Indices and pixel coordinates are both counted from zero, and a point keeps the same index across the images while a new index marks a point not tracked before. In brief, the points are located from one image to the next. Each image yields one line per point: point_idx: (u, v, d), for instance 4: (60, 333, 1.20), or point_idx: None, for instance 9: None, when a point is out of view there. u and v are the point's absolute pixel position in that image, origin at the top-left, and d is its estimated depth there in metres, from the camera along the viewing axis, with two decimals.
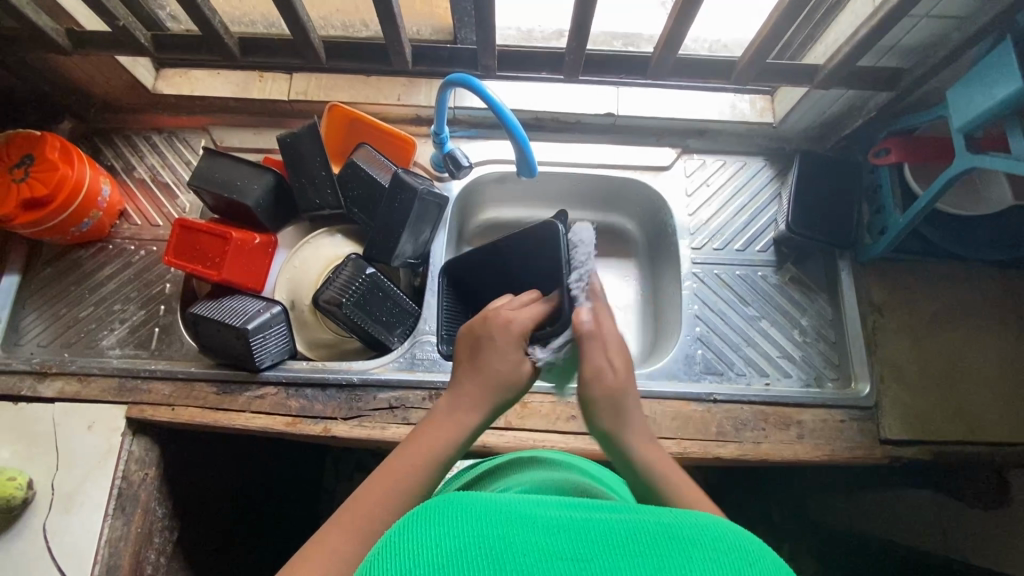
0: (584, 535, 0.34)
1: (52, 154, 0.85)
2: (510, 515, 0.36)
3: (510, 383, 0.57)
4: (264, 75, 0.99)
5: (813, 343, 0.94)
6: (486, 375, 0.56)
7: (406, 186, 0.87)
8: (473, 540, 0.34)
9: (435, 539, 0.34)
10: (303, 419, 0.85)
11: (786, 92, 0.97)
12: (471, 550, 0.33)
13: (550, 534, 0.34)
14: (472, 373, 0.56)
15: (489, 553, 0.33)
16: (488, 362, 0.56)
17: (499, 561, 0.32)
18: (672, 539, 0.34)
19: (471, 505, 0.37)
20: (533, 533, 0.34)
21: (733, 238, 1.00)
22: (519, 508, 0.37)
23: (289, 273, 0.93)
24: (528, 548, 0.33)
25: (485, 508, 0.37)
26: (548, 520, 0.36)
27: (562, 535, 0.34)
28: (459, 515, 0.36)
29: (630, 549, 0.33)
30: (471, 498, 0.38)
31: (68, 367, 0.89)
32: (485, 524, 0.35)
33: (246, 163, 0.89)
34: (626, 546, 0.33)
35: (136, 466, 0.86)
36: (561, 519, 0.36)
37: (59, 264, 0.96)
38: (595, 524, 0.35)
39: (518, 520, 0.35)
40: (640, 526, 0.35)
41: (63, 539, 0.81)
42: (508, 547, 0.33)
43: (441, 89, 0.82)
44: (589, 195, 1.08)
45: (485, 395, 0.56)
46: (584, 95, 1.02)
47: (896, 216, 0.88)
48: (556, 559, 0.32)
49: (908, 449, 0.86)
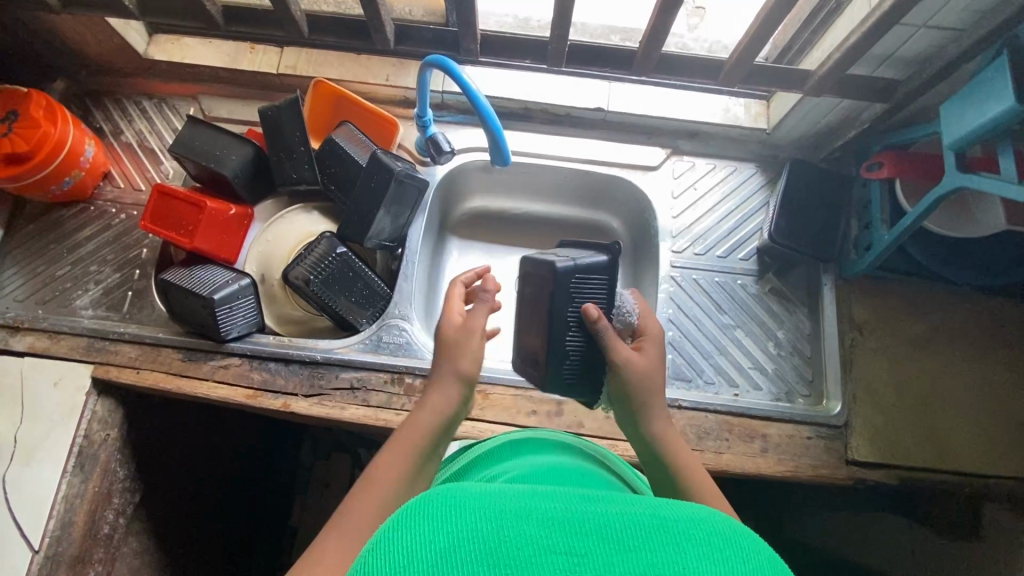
0: (579, 528, 0.33)
1: (36, 111, 0.85)
2: (500, 505, 0.35)
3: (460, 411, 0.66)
4: (255, 46, 0.99)
5: (788, 357, 0.91)
6: (441, 409, 0.63)
7: (383, 167, 0.86)
8: (464, 536, 0.33)
9: (424, 535, 0.33)
10: (264, 393, 0.86)
11: (783, 97, 0.94)
12: (462, 547, 0.32)
13: (544, 527, 0.33)
14: (427, 403, 0.64)
15: (481, 547, 0.32)
16: (442, 390, 0.65)
17: (492, 557, 0.31)
18: (668, 532, 0.33)
19: (460, 496, 0.36)
20: (526, 525, 0.33)
21: (715, 244, 0.97)
22: (511, 497, 0.37)
23: (263, 247, 0.93)
24: (522, 543, 0.32)
25: (475, 499, 0.36)
26: (542, 511, 0.35)
27: (555, 527, 0.33)
28: (448, 506, 0.35)
29: (624, 544, 0.32)
30: (460, 489, 0.37)
31: (40, 324, 0.90)
32: (473, 517, 0.34)
33: (227, 134, 0.89)
34: (620, 540, 0.33)
35: (99, 426, 0.87)
36: (554, 510, 0.35)
37: (41, 222, 0.97)
38: (590, 517, 0.34)
39: (512, 510, 0.35)
40: (634, 519, 0.34)
41: (20, 492, 0.82)
42: (502, 543, 0.32)
43: (421, 70, 0.80)
44: (576, 190, 1.07)
45: (440, 426, 0.63)
46: (575, 88, 1.00)
47: (882, 233, 0.86)
48: (551, 554, 0.32)
49: (873, 472, 0.84)
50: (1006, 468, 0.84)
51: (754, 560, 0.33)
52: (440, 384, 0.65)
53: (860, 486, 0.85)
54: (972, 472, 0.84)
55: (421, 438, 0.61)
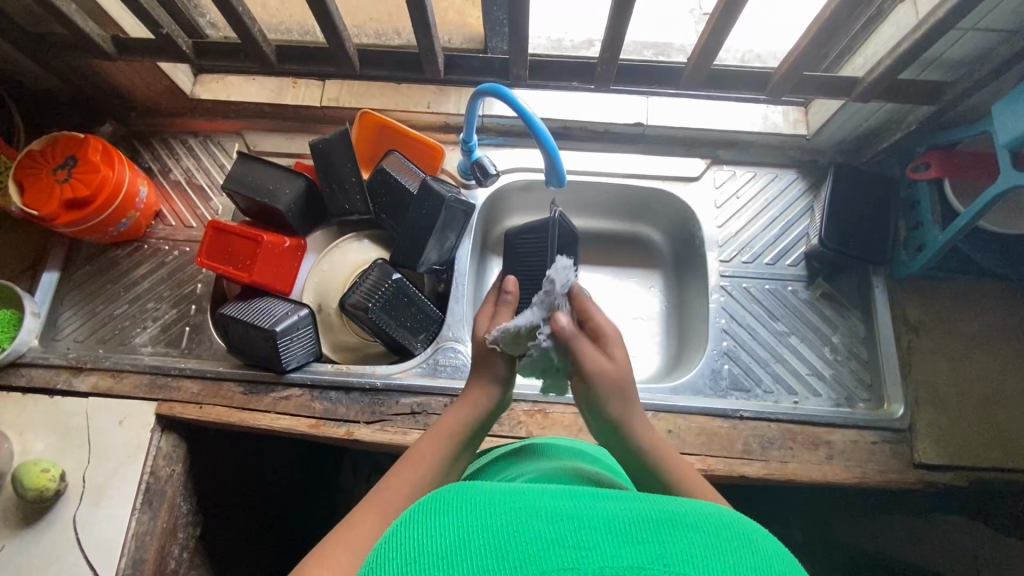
0: (587, 521, 0.35)
1: (95, 156, 0.87)
2: (515, 503, 0.38)
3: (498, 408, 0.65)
4: (297, 81, 1.01)
5: (845, 362, 0.91)
6: (479, 404, 0.63)
7: (434, 194, 0.87)
8: (476, 529, 0.36)
9: (438, 529, 0.36)
10: (326, 422, 0.86)
11: (822, 103, 0.95)
12: (472, 540, 0.35)
13: (554, 522, 0.35)
14: (466, 398, 0.64)
15: (494, 539, 0.35)
16: (481, 392, 0.64)
17: (501, 550, 0.34)
18: (678, 525, 0.35)
19: (474, 496, 0.39)
20: (536, 521, 0.36)
21: (762, 252, 0.98)
22: (525, 496, 0.39)
23: (318, 277, 0.95)
24: (531, 535, 0.35)
25: (489, 497, 0.39)
26: (551, 510, 0.37)
27: (564, 522, 0.35)
28: (463, 505, 0.38)
29: (630, 537, 0.34)
30: (476, 489, 0.40)
31: (102, 363, 0.91)
32: (485, 516, 0.37)
33: (279, 168, 0.91)
34: (628, 532, 0.34)
35: (164, 461, 0.88)
36: (564, 508, 0.37)
37: (96, 263, 0.98)
38: (598, 512, 0.36)
39: (520, 508, 0.37)
40: (642, 513, 0.36)
41: (92, 532, 0.83)
42: (510, 536, 0.35)
43: (471, 98, 0.82)
44: (616, 204, 1.07)
45: (476, 422, 0.63)
46: (613, 105, 1.01)
47: (934, 233, 0.86)
48: (558, 544, 0.34)
49: (941, 474, 0.84)
50: None
51: (763, 552, 0.34)
52: (480, 379, 0.64)
53: (928, 489, 0.84)
54: None
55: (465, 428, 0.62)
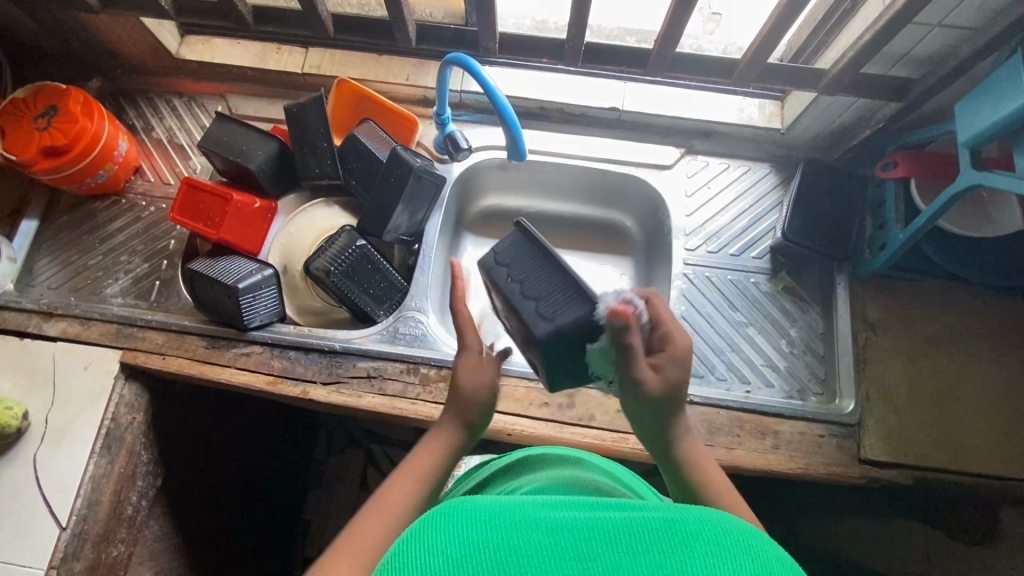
0: (589, 535, 0.37)
1: (75, 107, 0.89)
2: (516, 518, 0.39)
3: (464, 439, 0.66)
4: (281, 47, 1.02)
5: (800, 355, 0.91)
6: (444, 444, 0.64)
7: (403, 163, 0.89)
8: (478, 543, 0.37)
9: (442, 545, 0.37)
10: (284, 379, 0.88)
11: (797, 96, 0.95)
12: (475, 554, 0.36)
13: (555, 537, 0.37)
14: (437, 437, 0.64)
15: (496, 555, 0.36)
16: (449, 428, 0.65)
17: (503, 564, 0.35)
18: (676, 532, 0.36)
19: (477, 511, 0.40)
20: (537, 536, 0.37)
21: (728, 242, 0.98)
22: (526, 511, 0.41)
23: (286, 239, 0.96)
24: (534, 551, 0.36)
25: (489, 513, 0.40)
26: (551, 525, 0.38)
27: (564, 536, 0.37)
28: (466, 519, 0.39)
29: (628, 547, 0.35)
30: (476, 504, 0.41)
31: (72, 310, 0.93)
32: (488, 529, 0.38)
33: (253, 130, 0.93)
34: (630, 543, 0.36)
35: (125, 409, 0.90)
36: (562, 521, 0.39)
37: (75, 214, 1.01)
38: (597, 524, 0.38)
39: (524, 523, 0.39)
40: (640, 521, 0.38)
41: (50, 471, 0.86)
42: (513, 549, 0.36)
43: (441, 68, 0.83)
44: (591, 188, 1.08)
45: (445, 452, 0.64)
46: (590, 88, 1.02)
47: (896, 232, 0.86)
48: (560, 559, 0.35)
49: (885, 471, 0.84)
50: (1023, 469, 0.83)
51: (761, 557, 0.35)
52: (454, 418, 0.65)
53: (872, 484, 0.85)
54: (990, 473, 0.83)
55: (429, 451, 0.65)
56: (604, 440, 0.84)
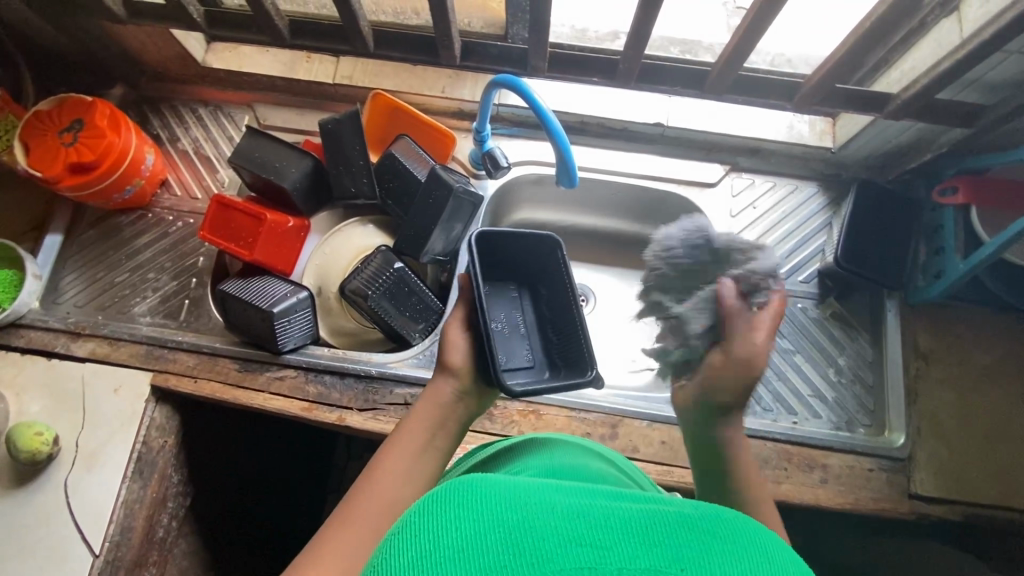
0: (605, 521, 0.33)
1: (101, 121, 0.86)
2: (528, 496, 0.35)
3: (460, 409, 0.68)
4: (311, 55, 0.99)
5: (848, 385, 0.89)
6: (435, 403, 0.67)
7: (443, 184, 0.85)
8: (486, 521, 0.33)
9: (447, 519, 0.33)
10: (319, 406, 0.86)
11: (851, 116, 0.92)
12: (480, 533, 0.32)
13: (570, 520, 0.33)
14: (428, 401, 0.67)
15: (505, 534, 0.32)
16: (441, 388, 0.68)
17: (511, 544, 0.31)
18: (694, 528, 0.33)
19: (485, 486, 0.35)
20: (551, 518, 0.33)
21: (774, 266, 0.95)
22: (539, 489, 0.36)
23: (320, 259, 0.93)
24: (546, 532, 0.32)
25: (501, 489, 0.35)
26: (567, 506, 0.34)
27: (582, 521, 0.33)
28: (475, 493, 0.35)
29: (653, 540, 0.32)
30: (483, 477, 0.37)
31: (100, 330, 0.91)
32: (497, 507, 0.34)
33: (286, 146, 0.89)
34: (652, 536, 0.32)
35: (156, 432, 0.88)
36: (579, 505, 0.34)
37: (99, 228, 0.98)
38: (617, 511, 0.34)
39: (539, 503, 0.34)
40: (663, 514, 0.34)
41: (81, 496, 0.84)
42: (519, 528, 0.32)
43: (487, 87, 0.79)
44: (630, 204, 1.05)
45: (440, 413, 0.66)
46: (634, 102, 0.98)
47: (955, 261, 0.83)
48: (576, 545, 0.31)
49: (936, 507, 0.82)
50: None
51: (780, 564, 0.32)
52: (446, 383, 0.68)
53: (921, 520, 0.83)
54: None
55: (425, 427, 0.65)
56: (649, 473, 0.82)
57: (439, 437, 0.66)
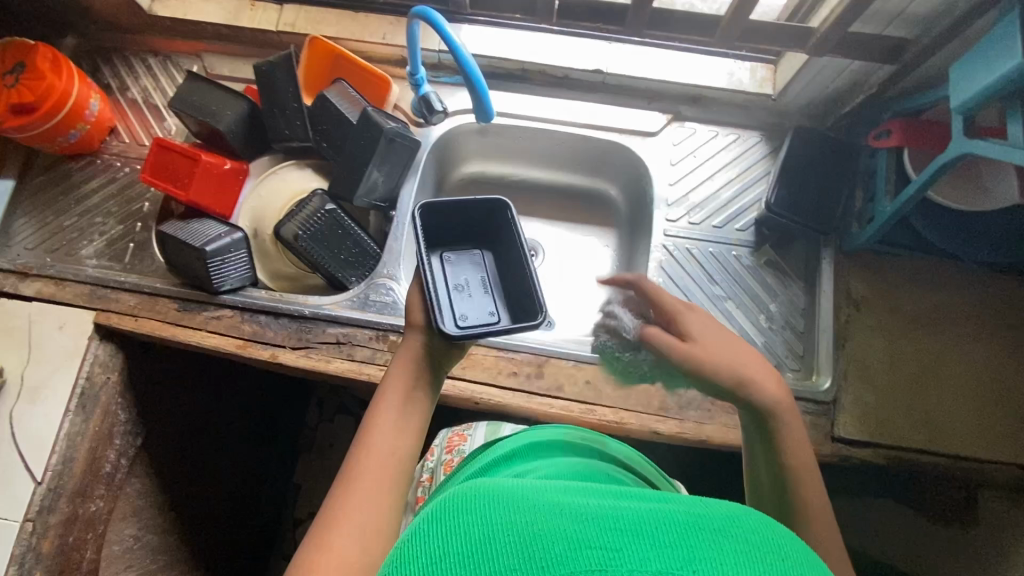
0: (613, 524, 0.33)
1: (42, 64, 0.89)
2: (540, 502, 0.35)
3: (439, 360, 0.62)
4: (255, 4, 1.00)
5: (779, 331, 0.89)
6: (416, 354, 0.61)
7: (373, 125, 0.86)
8: (499, 528, 0.33)
9: (464, 526, 0.34)
10: (253, 344, 0.88)
11: (790, 60, 0.90)
12: (497, 538, 0.33)
13: (578, 522, 0.33)
14: (403, 355, 0.61)
15: (516, 538, 0.32)
16: (412, 336, 0.61)
17: (526, 548, 0.32)
18: (703, 528, 0.32)
19: (503, 496, 0.36)
20: (561, 520, 0.33)
21: (711, 214, 0.95)
22: (548, 494, 0.36)
23: (256, 202, 0.95)
24: (557, 535, 0.32)
25: (511, 494, 0.36)
26: (575, 507, 0.34)
27: (590, 522, 0.33)
28: (492, 501, 0.36)
29: (656, 540, 0.31)
30: (500, 487, 0.37)
31: (47, 271, 0.94)
32: (515, 512, 0.34)
33: (223, 89, 0.90)
34: (655, 536, 0.32)
35: (100, 369, 0.91)
36: (587, 506, 0.35)
37: (50, 174, 1.00)
38: (625, 513, 0.34)
39: (548, 505, 0.35)
40: (668, 513, 0.33)
41: (26, 427, 0.87)
42: (532, 535, 0.32)
43: (409, 23, 0.79)
44: (575, 156, 1.05)
45: (423, 367, 0.61)
46: (575, 48, 0.97)
47: (884, 204, 0.82)
48: (585, 548, 0.31)
49: (858, 450, 0.82)
50: (1004, 450, 0.81)
51: (799, 564, 0.32)
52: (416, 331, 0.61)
53: (845, 463, 0.83)
54: (966, 455, 0.81)
55: (409, 382, 0.60)
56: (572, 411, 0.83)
57: (428, 390, 0.61)
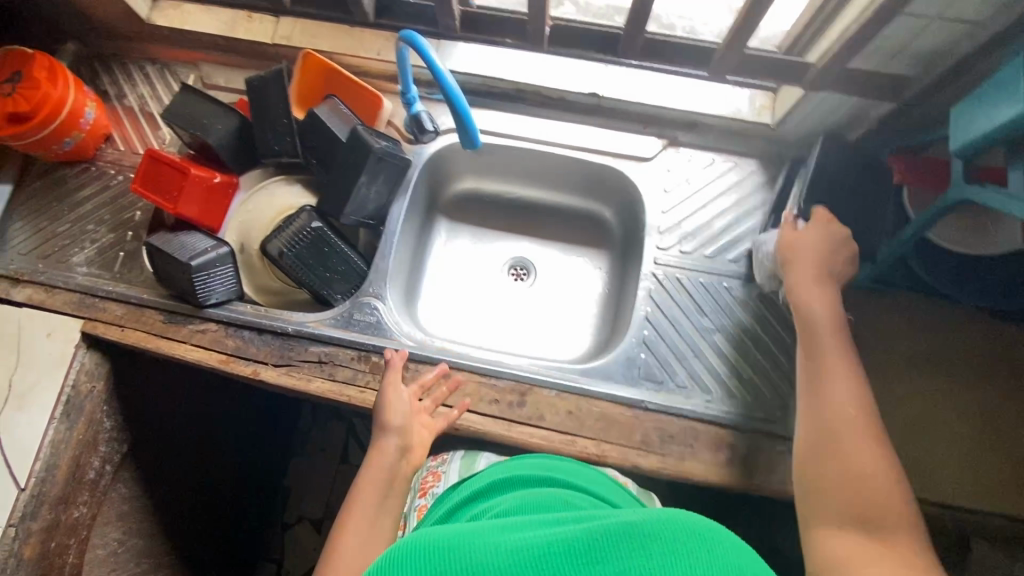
0: (545, 553, 0.39)
1: (38, 75, 0.90)
2: (473, 542, 0.42)
3: (402, 464, 0.75)
4: (252, 15, 1.00)
5: (768, 367, 0.87)
6: (383, 461, 0.73)
7: (362, 143, 0.85)
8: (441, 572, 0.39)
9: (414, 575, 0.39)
10: (236, 359, 0.88)
11: (788, 90, 0.88)
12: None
13: (509, 556, 0.40)
14: (373, 464, 0.73)
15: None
16: (382, 447, 0.74)
17: None
18: (628, 537, 0.39)
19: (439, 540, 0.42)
20: (495, 557, 0.40)
21: (704, 243, 0.93)
22: (481, 535, 0.43)
23: (245, 215, 0.95)
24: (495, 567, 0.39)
25: (447, 540, 0.42)
26: (508, 543, 0.41)
27: (523, 554, 0.40)
28: (432, 544, 0.41)
29: (589, 557, 0.39)
30: (435, 535, 0.42)
31: (38, 277, 0.95)
32: (451, 557, 0.40)
33: (216, 103, 0.90)
34: (585, 554, 0.39)
35: (86, 377, 0.92)
36: (514, 541, 0.41)
37: (46, 180, 1.01)
38: (552, 540, 0.41)
39: (480, 545, 0.41)
40: (594, 531, 0.40)
41: (11, 433, 0.88)
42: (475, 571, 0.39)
43: (399, 46, 0.78)
44: (570, 177, 1.03)
45: (388, 474, 0.72)
46: (571, 70, 0.96)
47: (882, 243, 0.80)
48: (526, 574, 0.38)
49: None
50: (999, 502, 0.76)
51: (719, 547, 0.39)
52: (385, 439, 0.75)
53: None
54: (961, 505, 0.76)
55: (377, 490, 0.71)
56: (551, 442, 0.82)
57: (392, 495, 0.71)
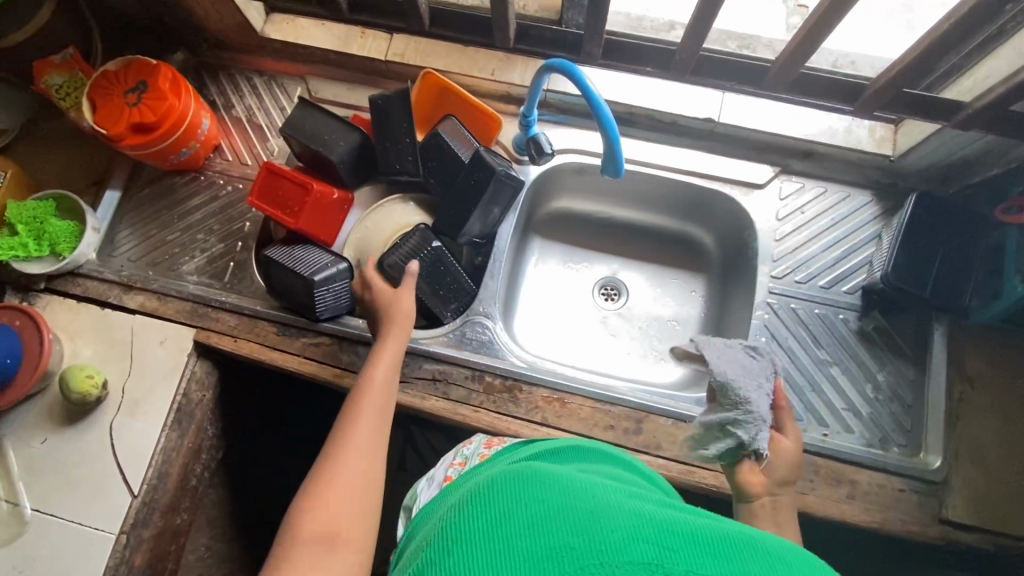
0: (669, 528, 0.35)
1: (164, 84, 0.90)
2: (581, 496, 0.38)
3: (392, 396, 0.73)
4: (365, 31, 1.00)
5: (885, 402, 0.86)
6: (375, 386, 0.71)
7: (486, 166, 0.85)
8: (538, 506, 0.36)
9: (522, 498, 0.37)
10: (350, 374, 0.88)
11: (915, 124, 0.89)
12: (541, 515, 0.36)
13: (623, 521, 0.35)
14: (366, 388, 0.71)
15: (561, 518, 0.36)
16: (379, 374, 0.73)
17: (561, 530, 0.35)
18: (753, 546, 0.35)
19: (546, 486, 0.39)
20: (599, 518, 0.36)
21: (818, 273, 0.92)
22: (596, 492, 0.39)
23: (361, 233, 0.96)
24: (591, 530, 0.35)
25: (558, 487, 0.39)
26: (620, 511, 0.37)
27: (639, 526, 0.35)
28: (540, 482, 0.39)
29: (708, 550, 0.34)
30: (553, 476, 0.40)
31: (150, 285, 0.95)
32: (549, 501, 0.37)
33: (337, 119, 0.91)
34: (698, 543, 0.34)
35: (196, 385, 0.93)
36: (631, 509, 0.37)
37: (155, 188, 1.02)
38: (669, 521, 0.36)
39: (584, 504, 0.37)
40: (716, 527, 0.36)
41: (124, 440, 0.89)
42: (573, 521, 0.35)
43: (539, 71, 0.78)
44: (673, 200, 1.03)
45: (382, 401, 0.70)
46: (686, 95, 0.96)
47: (1014, 283, 0.79)
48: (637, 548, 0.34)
49: (968, 534, 0.79)
50: None
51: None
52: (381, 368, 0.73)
53: (953, 547, 0.79)
54: None
55: (370, 412, 0.69)
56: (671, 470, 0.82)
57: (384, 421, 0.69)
